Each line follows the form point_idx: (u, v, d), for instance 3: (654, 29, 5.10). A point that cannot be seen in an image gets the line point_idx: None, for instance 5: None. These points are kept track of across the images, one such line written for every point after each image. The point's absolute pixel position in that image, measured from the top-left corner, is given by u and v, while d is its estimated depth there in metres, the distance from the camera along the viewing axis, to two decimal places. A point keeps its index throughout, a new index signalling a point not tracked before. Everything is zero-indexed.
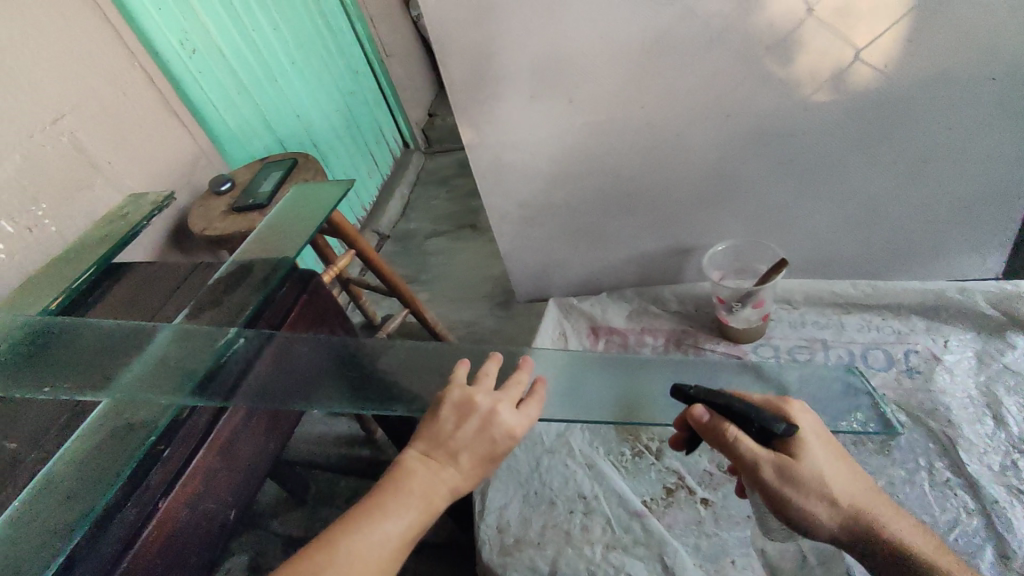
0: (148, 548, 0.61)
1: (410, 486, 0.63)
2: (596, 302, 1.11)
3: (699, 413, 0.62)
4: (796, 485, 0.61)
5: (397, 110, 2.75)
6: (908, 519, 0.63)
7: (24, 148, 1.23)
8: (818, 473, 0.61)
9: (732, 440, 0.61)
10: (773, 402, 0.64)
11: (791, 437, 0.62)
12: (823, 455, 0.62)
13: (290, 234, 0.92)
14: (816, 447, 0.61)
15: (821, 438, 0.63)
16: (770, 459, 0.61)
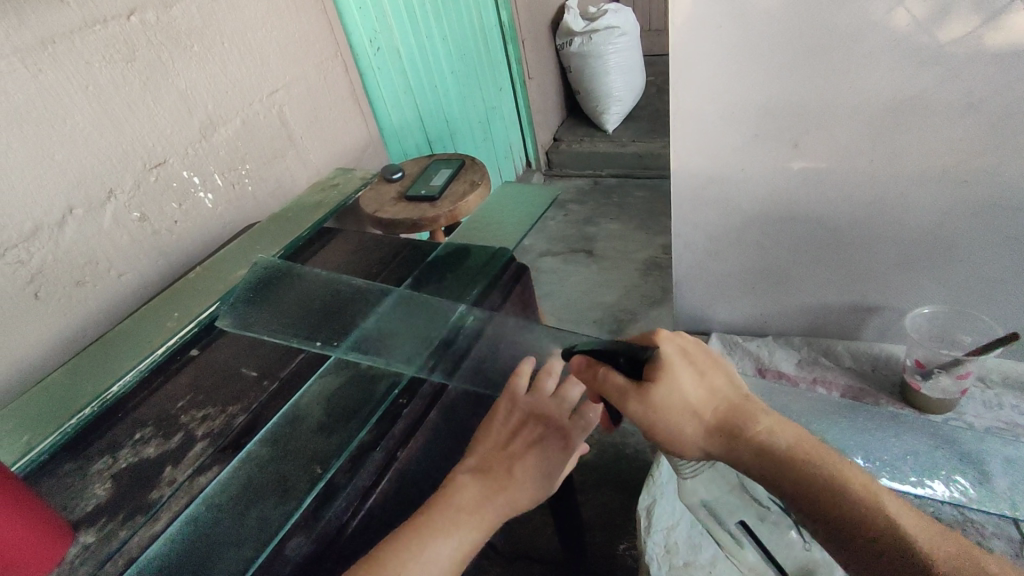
0: (390, 488, 0.67)
1: (460, 499, 0.64)
2: (762, 343, 1.18)
3: (578, 361, 0.72)
4: (660, 408, 0.63)
5: (528, 130, 2.84)
6: (790, 429, 0.62)
7: (244, 114, 1.36)
8: (677, 392, 0.63)
9: (602, 376, 0.67)
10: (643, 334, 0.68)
11: (651, 360, 0.64)
12: (684, 371, 0.64)
13: (498, 229, 0.98)
14: (675, 367, 0.63)
15: (685, 357, 0.65)
16: (631, 389, 0.64)
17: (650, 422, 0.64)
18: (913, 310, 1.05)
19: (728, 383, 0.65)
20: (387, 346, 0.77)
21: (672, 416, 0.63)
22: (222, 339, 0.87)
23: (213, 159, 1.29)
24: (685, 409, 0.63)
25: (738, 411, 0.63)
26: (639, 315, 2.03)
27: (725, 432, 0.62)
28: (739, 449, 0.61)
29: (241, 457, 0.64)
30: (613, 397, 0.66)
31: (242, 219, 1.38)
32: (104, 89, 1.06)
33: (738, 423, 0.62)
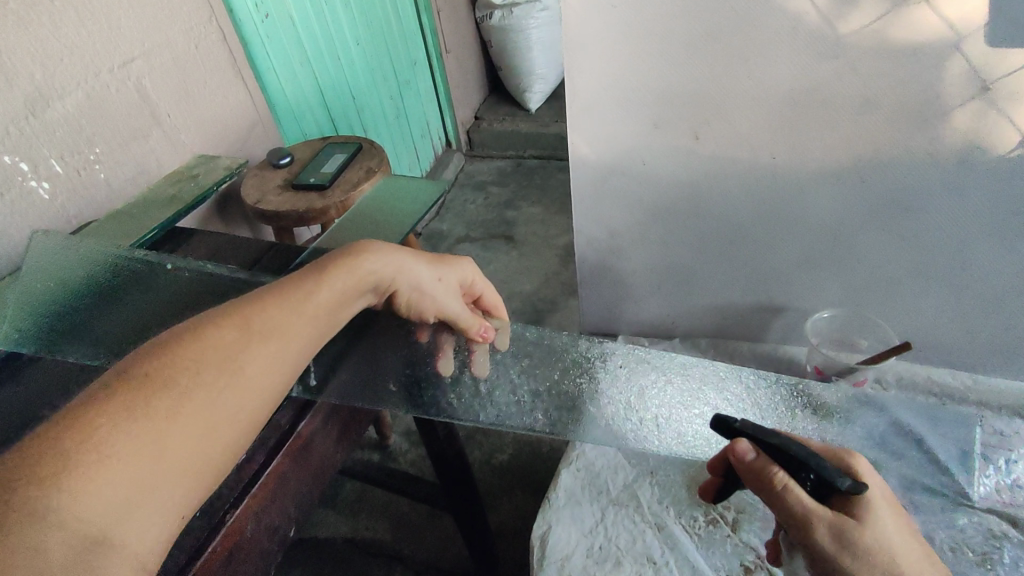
0: (214, 558, 0.55)
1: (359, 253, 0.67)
2: (670, 346, 1.14)
3: (746, 449, 0.57)
4: (855, 552, 0.56)
5: (447, 107, 2.69)
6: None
7: (88, 85, 1.15)
8: (878, 538, 0.56)
9: (781, 488, 0.56)
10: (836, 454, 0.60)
11: (853, 496, 0.56)
12: (885, 516, 0.57)
13: (377, 231, 0.87)
14: (877, 510, 0.57)
15: (885, 501, 0.58)
16: (826, 518, 0.55)
17: (831, 555, 0.56)
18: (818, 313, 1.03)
19: (914, 539, 0.59)
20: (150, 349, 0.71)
21: (863, 562, 0.56)
22: (26, 370, 0.71)
23: (46, 140, 1.09)
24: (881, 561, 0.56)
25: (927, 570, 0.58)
26: (557, 305, 1.97)
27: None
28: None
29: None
30: (794, 518, 0.56)
31: (93, 210, 1.19)
32: None
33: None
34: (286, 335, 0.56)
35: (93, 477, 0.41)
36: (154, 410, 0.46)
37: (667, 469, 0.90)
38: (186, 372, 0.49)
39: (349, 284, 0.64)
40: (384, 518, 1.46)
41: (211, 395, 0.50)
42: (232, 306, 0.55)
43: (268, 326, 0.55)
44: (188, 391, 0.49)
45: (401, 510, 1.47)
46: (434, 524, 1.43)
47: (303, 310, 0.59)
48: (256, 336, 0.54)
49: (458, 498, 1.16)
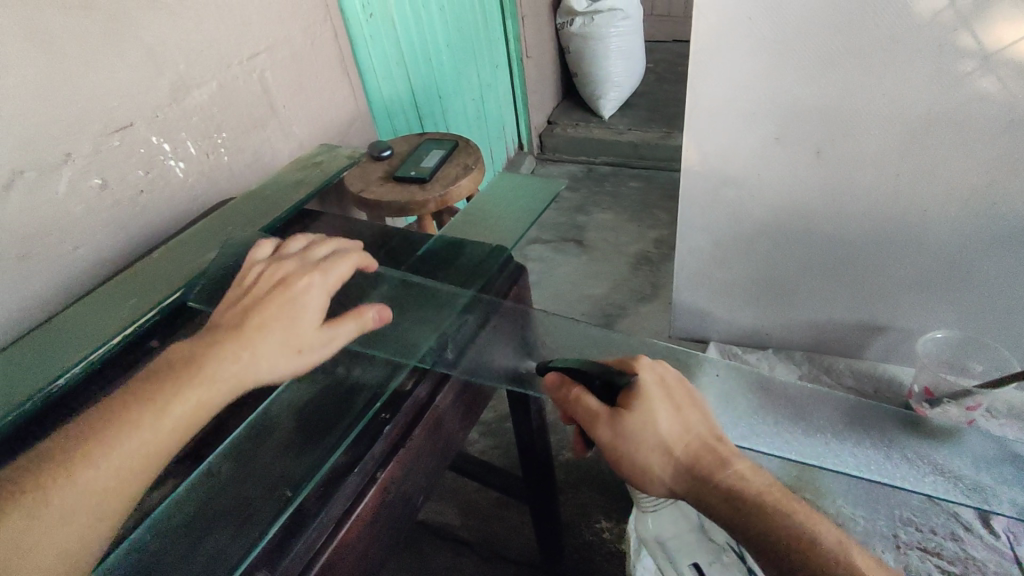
0: (364, 517, 0.58)
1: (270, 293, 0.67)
2: (762, 358, 1.23)
3: (551, 378, 0.68)
4: (632, 440, 0.63)
5: (523, 111, 2.73)
6: (752, 468, 0.64)
7: (221, 76, 1.24)
8: (651, 424, 0.63)
9: (574, 398, 0.65)
10: (624, 362, 0.68)
11: (629, 390, 0.64)
12: (663, 407, 0.64)
13: (496, 225, 0.91)
14: (650, 399, 0.63)
15: (663, 390, 0.65)
16: (605, 415, 0.63)
17: (616, 449, 0.63)
18: (931, 331, 1.10)
19: (702, 419, 0.65)
20: None
21: (642, 451, 0.63)
22: (180, 330, 0.78)
23: (184, 125, 1.18)
24: (656, 446, 0.63)
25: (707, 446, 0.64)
26: (627, 310, 1.98)
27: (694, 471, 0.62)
28: (700, 486, 0.62)
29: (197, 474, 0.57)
30: (583, 421, 0.65)
31: (216, 192, 1.28)
32: (57, 38, 0.95)
33: (704, 460, 0.63)
34: (224, 362, 0.60)
35: (83, 469, 0.51)
36: (109, 420, 0.54)
37: None
38: (149, 391, 0.56)
39: (281, 316, 0.64)
40: (454, 504, 1.51)
41: (157, 410, 0.55)
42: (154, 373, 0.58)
43: (200, 355, 0.60)
44: (135, 405, 0.55)
45: (471, 497, 1.51)
46: (503, 515, 1.47)
47: (249, 342, 0.62)
48: (206, 361, 0.59)
49: (538, 489, 1.19)
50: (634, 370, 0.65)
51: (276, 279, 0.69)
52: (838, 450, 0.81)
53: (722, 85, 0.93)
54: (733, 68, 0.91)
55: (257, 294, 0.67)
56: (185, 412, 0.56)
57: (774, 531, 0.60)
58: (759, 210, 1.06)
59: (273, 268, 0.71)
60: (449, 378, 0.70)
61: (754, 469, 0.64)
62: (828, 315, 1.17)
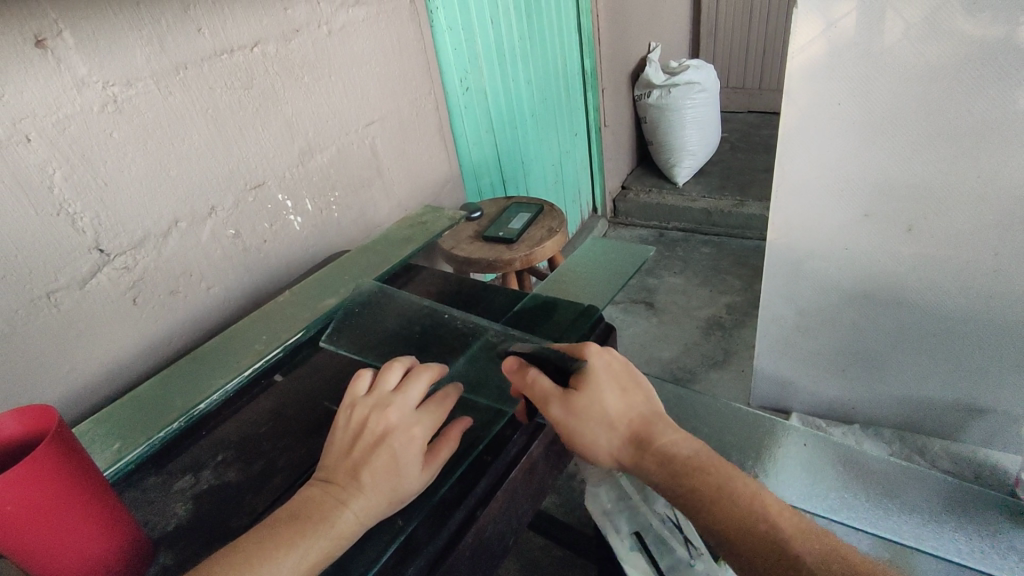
0: (468, 551, 0.63)
1: (375, 447, 0.63)
2: (847, 432, 1.20)
3: (509, 365, 0.72)
4: (581, 417, 0.68)
5: (598, 176, 2.84)
6: (682, 436, 0.70)
7: (340, 142, 1.41)
8: (599, 403, 0.69)
9: (530, 381, 0.70)
10: (576, 346, 0.74)
11: (578, 374, 0.70)
12: (608, 385, 0.70)
13: (585, 286, 0.97)
14: (597, 376, 0.69)
15: (612, 373, 0.71)
16: (557, 397, 0.69)
17: (569, 427, 0.68)
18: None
19: (643, 398, 0.72)
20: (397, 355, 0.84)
21: (591, 428, 0.68)
22: (301, 366, 0.87)
23: (306, 184, 1.34)
24: (602, 422, 0.69)
25: (646, 420, 0.70)
26: (697, 376, 1.96)
27: (634, 444, 0.69)
28: (641, 453, 0.68)
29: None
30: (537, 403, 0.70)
31: (325, 243, 1.42)
32: (221, 111, 1.12)
33: (643, 433, 0.69)
34: (346, 519, 0.58)
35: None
36: (262, 554, 0.54)
37: None
38: (295, 537, 0.56)
39: (390, 471, 0.61)
40: (517, 559, 1.51)
41: (297, 563, 0.55)
42: (270, 527, 0.57)
43: (322, 513, 0.58)
44: (278, 551, 0.55)
45: (534, 554, 1.51)
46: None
47: (363, 499, 0.59)
48: (332, 515, 0.58)
49: (607, 550, 1.19)
50: (583, 353, 0.71)
51: (381, 429, 0.64)
52: (948, 547, 0.79)
53: (807, 165, 0.99)
54: (821, 148, 0.97)
55: (363, 449, 0.63)
56: (316, 561, 0.56)
57: (698, 490, 0.65)
58: (846, 281, 1.07)
59: (377, 412, 0.66)
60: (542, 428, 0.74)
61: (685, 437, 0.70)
62: (920, 391, 1.13)
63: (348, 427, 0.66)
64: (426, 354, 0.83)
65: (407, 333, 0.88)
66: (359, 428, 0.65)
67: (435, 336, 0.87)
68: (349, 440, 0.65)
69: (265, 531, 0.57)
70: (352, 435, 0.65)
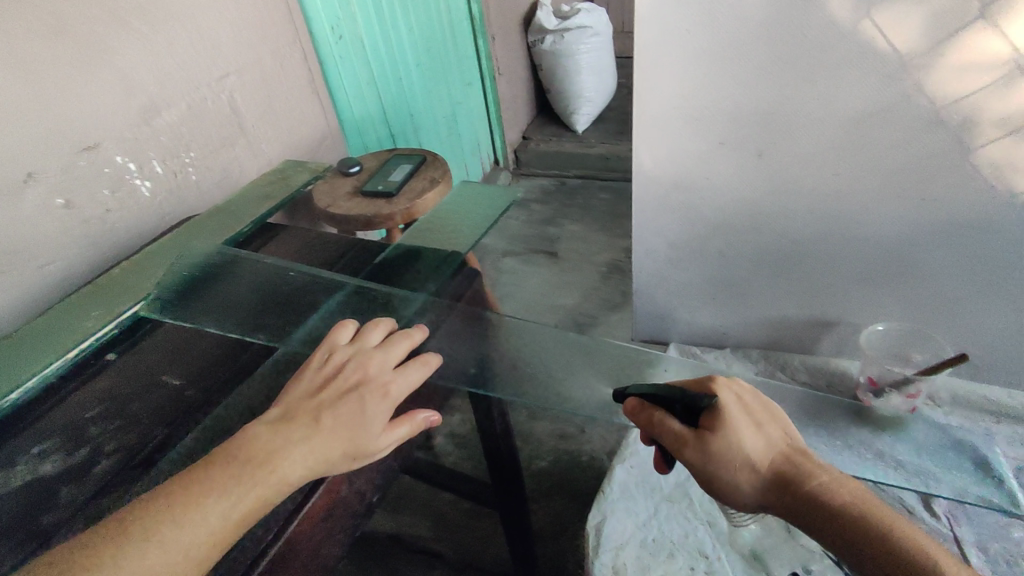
0: (316, 513, 0.61)
1: (330, 404, 0.57)
2: (719, 354, 1.12)
3: (628, 404, 0.63)
4: (721, 461, 0.59)
5: (497, 128, 2.79)
6: (837, 477, 0.60)
7: (189, 97, 1.26)
8: (740, 444, 0.60)
9: (656, 421, 0.62)
10: (697, 379, 0.65)
11: (713, 410, 0.61)
12: (745, 422, 0.61)
13: (451, 231, 0.93)
14: (733, 415, 0.61)
15: (745, 408, 0.63)
16: (691, 440, 0.60)
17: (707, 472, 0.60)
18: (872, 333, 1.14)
19: (782, 435, 0.63)
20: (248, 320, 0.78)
21: (732, 472, 0.60)
22: (142, 342, 0.79)
23: (152, 144, 1.20)
24: (746, 465, 0.60)
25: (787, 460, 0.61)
26: (597, 319, 2.01)
27: (783, 487, 0.59)
28: (789, 498, 0.59)
29: (160, 480, 0.59)
30: (668, 447, 0.62)
31: (184, 210, 1.29)
32: (26, 62, 0.97)
33: (793, 475, 0.60)
34: (291, 463, 0.52)
35: (169, 533, 0.47)
36: (188, 499, 0.49)
37: None
38: (229, 482, 0.50)
39: (352, 419, 0.56)
40: (426, 516, 1.51)
41: (227, 508, 0.50)
42: (192, 471, 0.51)
43: (265, 453, 0.52)
44: (207, 496, 0.49)
45: (443, 509, 1.51)
46: (474, 525, 1.47)
47: (315, 444, 0.54)
48: (277, 458, 0.52)
49: (506, 496, 1.20)
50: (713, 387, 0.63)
51: (354, 378, 0.60)
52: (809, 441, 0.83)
53: None
54: None
55: (330, 396, 0.58)
56: (250, 509, 0.50)
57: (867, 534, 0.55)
58: None
59: (355, 361, 0.62)
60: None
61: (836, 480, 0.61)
62: None
63: (321, 371, 0.62)
64: (282, 319, 0.78)
65: (260, 296, 0.82)
66: (334, 372, 0.61)
67: (289, 297, 0.81)
68: (315, 384, 0.60)
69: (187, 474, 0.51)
70: (322, 379, 0.60)
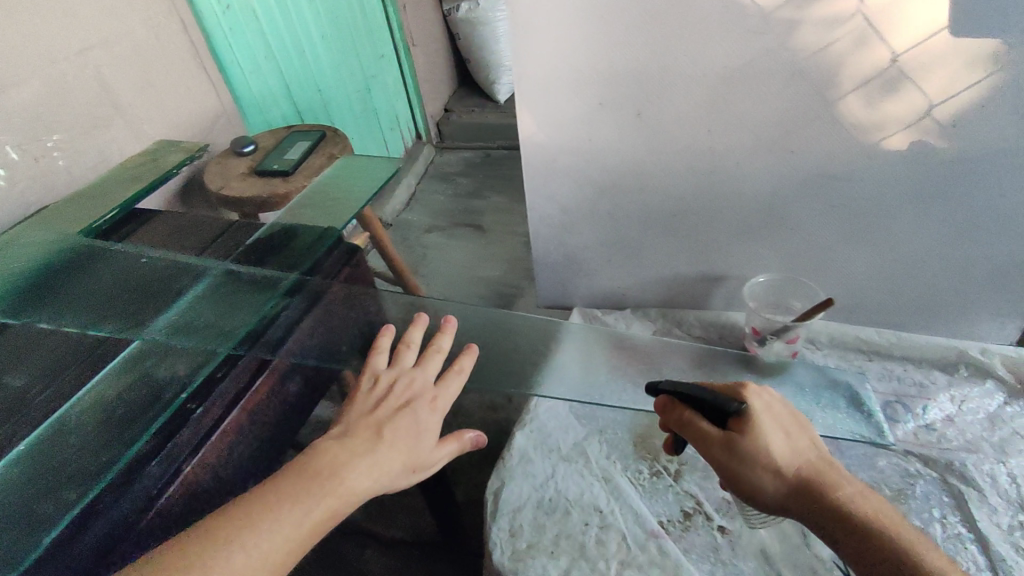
0: (174, 505, 0.58)
1: (394, 423, 0.64)
2: (619, 316, 1.14)
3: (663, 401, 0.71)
4: (744, 461, 0.64)
5: (415, 100, 2.70)
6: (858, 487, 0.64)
7: (44, 73, 1.13)
8: (764, 446, 0.64)
9: (688, 419, 0.69)
10: (731, 386, 0.71)
11: (742, 414, 0.66)
12: (772, 428, 0.66)
13: (332, 206, 0.90)
14: (762, 421, 0.66)
15: (773, 415, 0.68)
16: (717, 438, 0.66)
17: (730, 468, 0.65)
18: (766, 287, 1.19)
19: (809, 444, 0.67)
20: (104, 307, 0.71)
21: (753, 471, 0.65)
22: None
23: (3, 127, 1.07)
24: (767, 466, 0.64)
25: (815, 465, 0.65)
26: (521, 290, 2.02)
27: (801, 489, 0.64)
28: (806, 501, 0.63)
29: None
30: (698, 443, 0.68)
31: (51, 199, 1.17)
32: None
33: (815, 481, 0.64)
34: (361, 474, 0.58)
35: (249, 537, 0.51)
36: (266, 506, 0.54)
37: (616, 429, 0.95)
38: (301, 492, 0.55)
39: (409, 433, 0.64)
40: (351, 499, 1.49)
41: (307, 514, 0.54)
42: (267, 489, 0.56)
43: (335, 466, 0.58)
44: (284, 503, 0.54)
45: None
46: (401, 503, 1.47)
47: (380, 457, 0.61)
48: (345, 469, 0.58)
49: None
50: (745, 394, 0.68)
51: (404, 397, 0.68)
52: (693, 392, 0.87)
53: None
54: None
55: (386, 413, 0.65)
56: (325, 516, 0.55)
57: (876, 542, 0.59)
58: None
59: (403, 380, 0.70)
60: (270, 364, 0.69)
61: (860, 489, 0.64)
62: None
63: (372, 392, 0.68)
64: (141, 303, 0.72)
65: (120, 283, 0.76)
66: (384, 393, 0.68)
67: (151, 283, 0.76)
68: (370, 404, 0.67)
69: (260, 493, 0.55)
70: (375, 399, 0.67)
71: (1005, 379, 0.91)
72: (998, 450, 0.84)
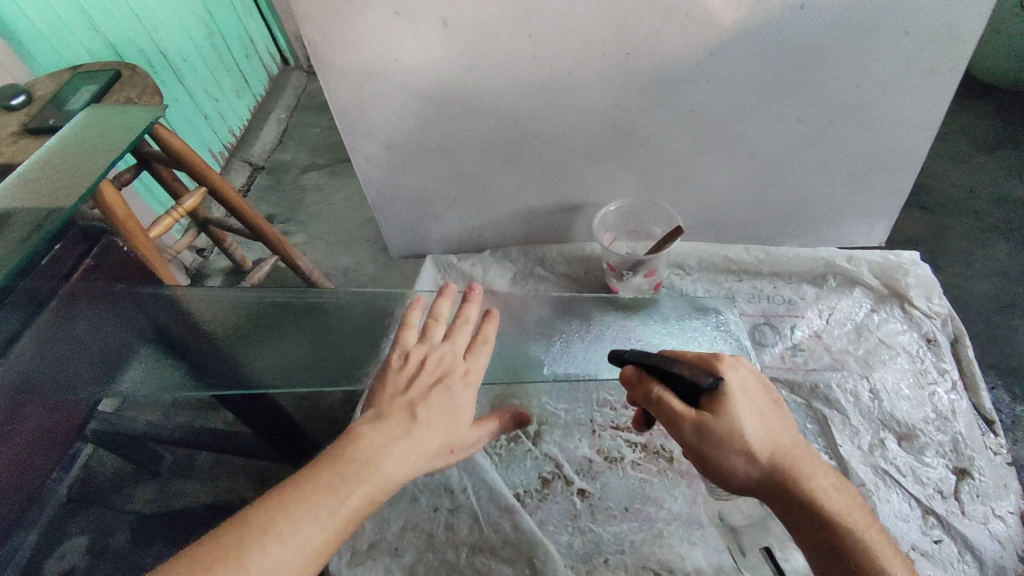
0: None
1: (428, 412, 0.56)
2: (477, 260, 1.03)
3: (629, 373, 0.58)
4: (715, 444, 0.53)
5: (273, 17, 2.22)
6: (838, 481, 0.54)
7: None
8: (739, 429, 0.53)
9: (656, 396, 0.56)
10: (705, 358, 0.58)
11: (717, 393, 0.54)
12: (751, 409, 0.55)
13: (72, 175, 0.69)
14: (740, 400, 0.54)
15: (751, 392, 0.56)
16: (689, 418, 0.54)
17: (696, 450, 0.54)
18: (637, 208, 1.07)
19: (785, 427, 0.56)
20: None
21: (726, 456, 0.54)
22: None
23: None
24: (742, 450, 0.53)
25: (794, 451, 0.54)
26: None
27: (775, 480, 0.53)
28: (779, 492, 0.53)
29: None
30: (665, 421, 0.57)
31: None
32: None
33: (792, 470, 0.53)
34: (397, 459, 0.51)
35: (283, 526, 0.44)
36: (297, 497, 0.46)
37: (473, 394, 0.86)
38: (336, 478, 0.48)
39: (444, 411, 0.56)
40: None
41: (338, 506, 0.46)
42: (279, 490, 0.46)
43: (368, 454, 0.50)
44: (318, 492, 0.46)
45: None
46: None
47: (417, 441, 0.53)
48: (379, 455, 0.51)
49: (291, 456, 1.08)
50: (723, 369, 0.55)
51: (435, 373, 0.59)
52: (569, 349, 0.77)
53: None
54: None
55: (420, 390, 0.57)
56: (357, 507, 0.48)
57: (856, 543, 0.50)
58: None
59: (432, 353, 0.61)
60: None
61: (839, 484, 0.54)
62: None
63: (403, 368, 0.60)
64: None
65: None
66: (413, 369, 0.60)
67: None
68: (402, 379, 0.58)
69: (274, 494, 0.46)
70: (407, 375, 0.59)
71: (872, 286, 0.87)
72: (862, 365, 0.80)
